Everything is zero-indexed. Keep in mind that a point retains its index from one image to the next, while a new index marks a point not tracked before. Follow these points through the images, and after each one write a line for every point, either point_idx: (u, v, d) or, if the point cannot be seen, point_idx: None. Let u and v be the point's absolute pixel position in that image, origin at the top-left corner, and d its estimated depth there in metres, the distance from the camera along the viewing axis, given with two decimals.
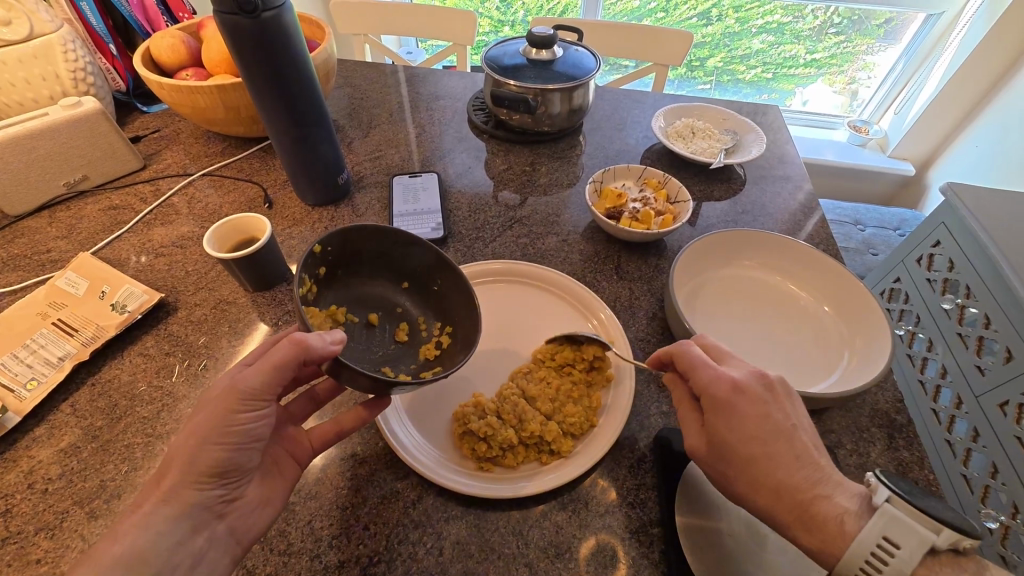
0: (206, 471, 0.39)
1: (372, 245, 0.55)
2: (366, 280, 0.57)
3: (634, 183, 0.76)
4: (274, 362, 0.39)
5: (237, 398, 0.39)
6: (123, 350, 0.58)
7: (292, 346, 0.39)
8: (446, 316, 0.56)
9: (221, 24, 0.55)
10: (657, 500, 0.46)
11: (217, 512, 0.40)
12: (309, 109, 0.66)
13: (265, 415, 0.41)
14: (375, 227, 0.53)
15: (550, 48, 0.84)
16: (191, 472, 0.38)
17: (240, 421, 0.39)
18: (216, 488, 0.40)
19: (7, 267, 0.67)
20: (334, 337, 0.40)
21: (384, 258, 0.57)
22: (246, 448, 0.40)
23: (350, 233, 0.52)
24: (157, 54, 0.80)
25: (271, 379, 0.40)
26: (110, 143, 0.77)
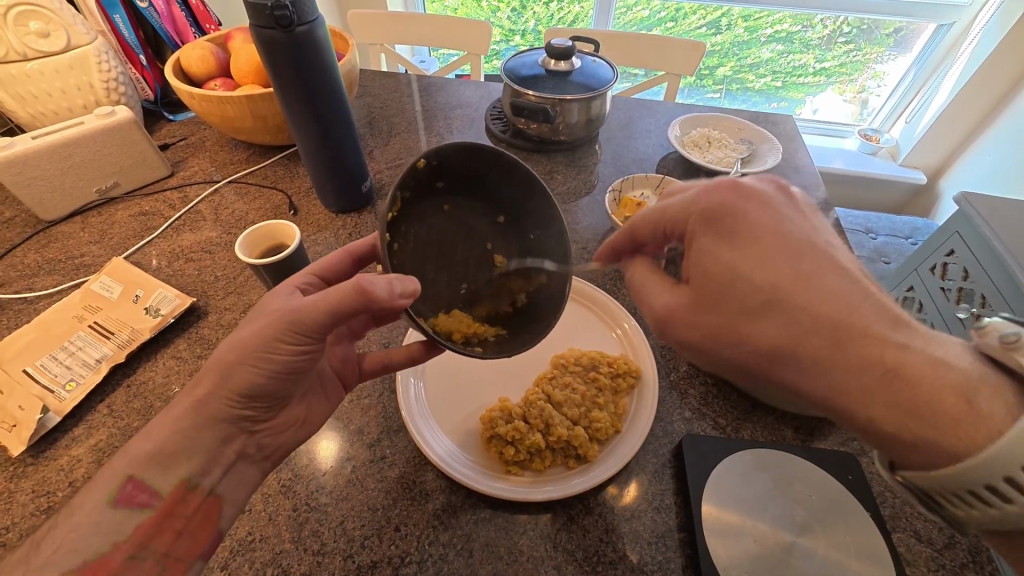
0: (240, 391, 0.42)
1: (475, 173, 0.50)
2: (462, 203, 0.51)
3: (653, 192, 0.76)
4: (338, 303, 0.39)
5: (287, 327, 0.41)
6: (155, 354, 0.59)
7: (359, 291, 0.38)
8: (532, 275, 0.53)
9: (257, 38, 0.57)
10: (682, 505, 0.47)
11: (247, 428, 0.44)
12: (339, 124, 0.68)
13: (304, 351, 0.42)
14: (486, 150, 0.48)
15: (568, 60, 0.86)
16: (227, 387, 0.42)
17: (279, 350, 0.41)
18: (247, 407, 0.43)
19: (42, 271, 0.69)
20: (401, 286, 0.39)
21: (488, 186, 0.51)
22: (280, 377, 0.43)
23: (460, 149, 0.47)
24: (187, 65, 0.83)
25: (324, 318, 0.40)
26: (140, 150, 0.79)
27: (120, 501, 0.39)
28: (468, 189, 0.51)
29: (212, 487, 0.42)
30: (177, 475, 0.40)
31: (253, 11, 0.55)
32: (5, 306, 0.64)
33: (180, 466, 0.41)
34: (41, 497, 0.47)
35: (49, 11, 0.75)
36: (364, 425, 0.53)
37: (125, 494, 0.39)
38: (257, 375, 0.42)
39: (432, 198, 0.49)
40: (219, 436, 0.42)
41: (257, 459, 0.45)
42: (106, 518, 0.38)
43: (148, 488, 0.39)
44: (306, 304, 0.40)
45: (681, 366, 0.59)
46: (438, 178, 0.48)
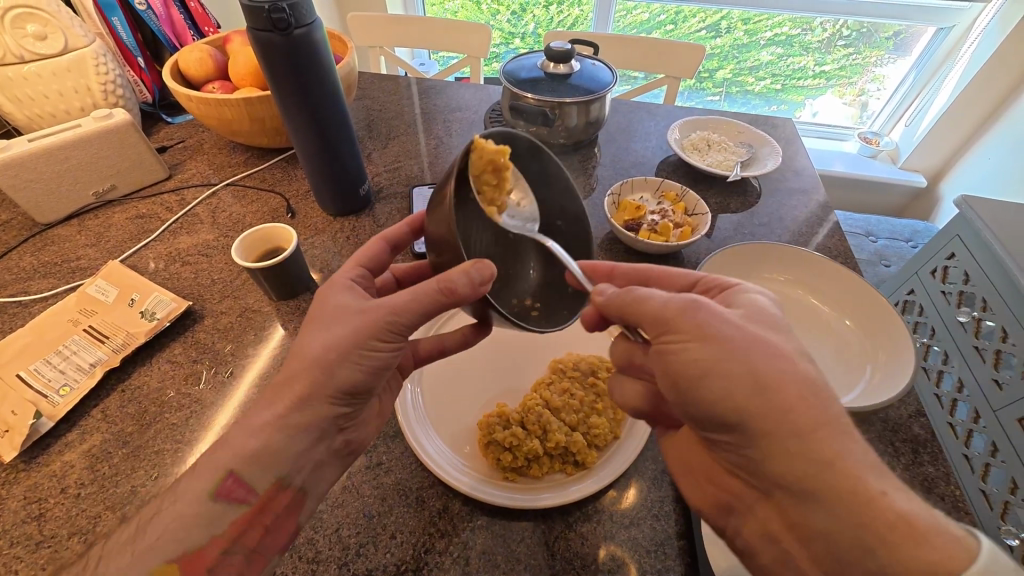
0: (342, 389, 0.41)
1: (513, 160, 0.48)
2: (496, 186, 0.50)
3: (652, 195, 0.76)
4: (427, 298, 0.39)
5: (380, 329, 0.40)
6: (150, 357, 0.59)
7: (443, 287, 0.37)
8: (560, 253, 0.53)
9: (254, 40, 0.57)
10: (681, 513, 0.46)
11: (340, 427, 0.43)
12: (337, 127, 0.68)
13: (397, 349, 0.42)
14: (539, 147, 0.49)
15: (567, 63, 0.86)
16: (325, 388, 0.40)
17: (376, 346, 0.40)
18: (345, 406, 0.42)
19: (38, 274, 0.68)
20: (484, 275, 0.37)
21: (528, 173, 0.51)
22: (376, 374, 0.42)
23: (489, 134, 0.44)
24: (185, 67, 0.82)
25: (415, 320, 0.40)
26: (137, 153, 0.79)
27: (221, 496, 0.39)
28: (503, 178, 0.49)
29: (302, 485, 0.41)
30: (271, 477, 0.39)
31: (250, 13, 0.55)
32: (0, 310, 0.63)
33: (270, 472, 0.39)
34: (33, 504, 0.47)
35: (46, 13, 0.74)
36: None
37: (225, 488, 0.39)
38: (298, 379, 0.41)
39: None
40: (310, 439, 0.41)
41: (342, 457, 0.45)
42: (208, 511, 0.38)
43: (246, 485, 0.39)
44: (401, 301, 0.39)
45: None
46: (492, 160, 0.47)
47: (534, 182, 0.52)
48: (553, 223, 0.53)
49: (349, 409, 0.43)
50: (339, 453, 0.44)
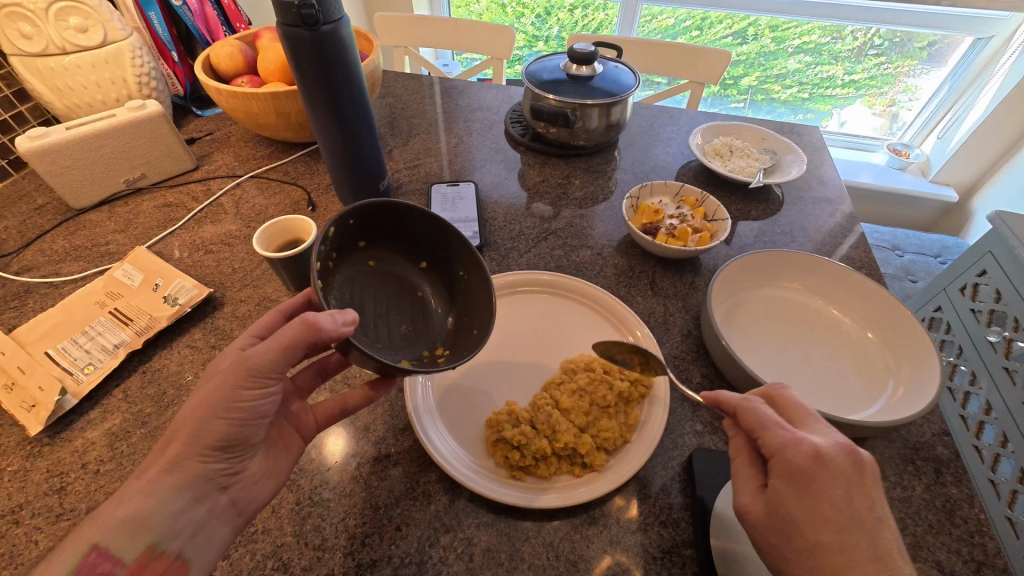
0: (213, 443, 0.41)
1: (393, 224, 0.54)
2: (386, 256, 0.56)
3: (670, 200, 0.75)
4: (286, 341, 0.40)
5: (247, 372, 0.41)
6: (171, 341, 0.61)
7: (304, 326, 0.38)
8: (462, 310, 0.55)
9: (283, 35, 0.58)
10: (691, 522, 0.45)
11: (222, 485, 0.42)
12: (359, 122, 0.69)
13: (269, 393, 0.42)
14: (401, 204, 0.52)
15: (589, 65, 0.85)
16: (196, 444, 0.40)
17: (245, 396, 0.41)
18: (221, 461, 0.42)
19: (69, 257, 0.71)
20: (346, 317, 0.39)
21: (401, 235, 0.55)
22: (250, 424, 0.42)
23: (362, 210, 0.50)
24: (216, 62, 0.85)
25: (282, 357, 0.41)
26: (168, 143, 0.81)
27: (82, 573, 0.35)
28: (386, 240, 0.55)
29: (179, 552, 0.38)
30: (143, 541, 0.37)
31: (280, 8, 0.56)
32: (33, 290, 0.66)
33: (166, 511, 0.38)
34: (54, 478, 0.48)
35: (88, 7, 0.77)
36: (370, 422, 0.53)
37: (87, 563, 0.35)
38: (224, 427, 0.41)
39: (358, 256, 0.53)
40: (189, 496, 0.39)
41: (230, 516, 0.42)
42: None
43: (112, 557, 0.36)
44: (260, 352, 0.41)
45: (694, 378, 0.57)
46: (362, 237, 0.53)
47: (416, 237, 0.56)
48: (456, 273, 0.56)
49: (228, 463, 0.42)
50: (227, 512, 0.42)
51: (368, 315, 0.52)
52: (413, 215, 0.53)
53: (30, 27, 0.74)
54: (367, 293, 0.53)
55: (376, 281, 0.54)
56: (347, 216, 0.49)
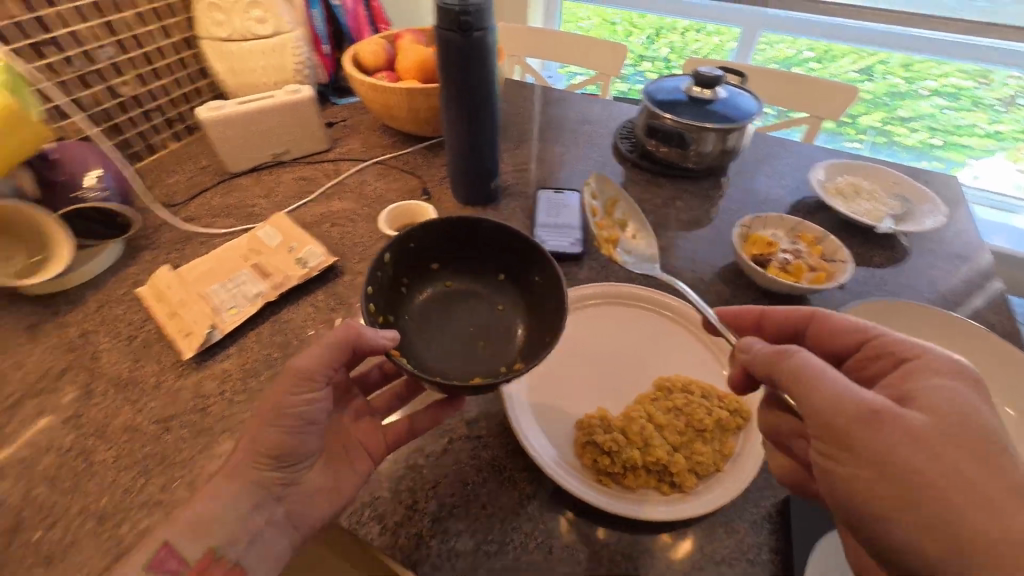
0: (266, 451, 0.44)
1: (468, 238, 0.58)
2: (456, 276, 0.61)
3: (786, 234, 0.71)
4: (327, 346, 0.45)
5: (293, 378, 0.44)
6: (298, 299, 0.68)
7: (345, 332, 0.44)
8: (538, 317, 0.55)
9: (438, 38, 0.64)
10: (781, 566, 0.43)
11: (277, 495, 0.45)
12: (488, 122, 0.73)
13: (314, 401, 0.45)
14: (462, 221, 0.56)
15: (712, 89, 0.85)
16: (254, 449, 0.44)
17: (292, 402, 0.45)
18: (274, 470, 0.45)
19: (223, 213, 0.81)
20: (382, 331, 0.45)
21: (467, 250, 0.60)
22: (297, 432, 0.45)
23: (413, 231, 0.55)
24: (360, 56, 0.93)
25: (323, 364, 0.45)
26: (312, 125, 0.91)
27: (152, 568, 0.40)
28: (462, 260, 0.60)
29: (236, 561, 0.43)
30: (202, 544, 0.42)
31: (442, 14, 0.62)
32: (193, 237, 0.77)
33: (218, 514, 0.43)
34: (198, 399, 0.56)
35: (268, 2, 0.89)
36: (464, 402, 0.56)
37: (157, 560, 0.41)
38: (277, 434, 0.44)
39: (432, 276, 0.60)
40: (250, 501, 0.44)
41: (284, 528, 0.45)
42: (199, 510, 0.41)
43: (178, 555, 0.41)
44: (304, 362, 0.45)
45: None
46: (432, 261, 0.59)
47: (478, 250, 0.59)
48: (526, 274, 0.58)
49: (281, 472, 0.45)
50: (283, 523, 0.45)
51: (451, 327, 0.57)
52: (464, 226, 0.57)
53: (223, 16, 0.87)
54: (445, 308, 0.59)
55: (456, 296, 0.60)
56: (406, 240, 0.55)
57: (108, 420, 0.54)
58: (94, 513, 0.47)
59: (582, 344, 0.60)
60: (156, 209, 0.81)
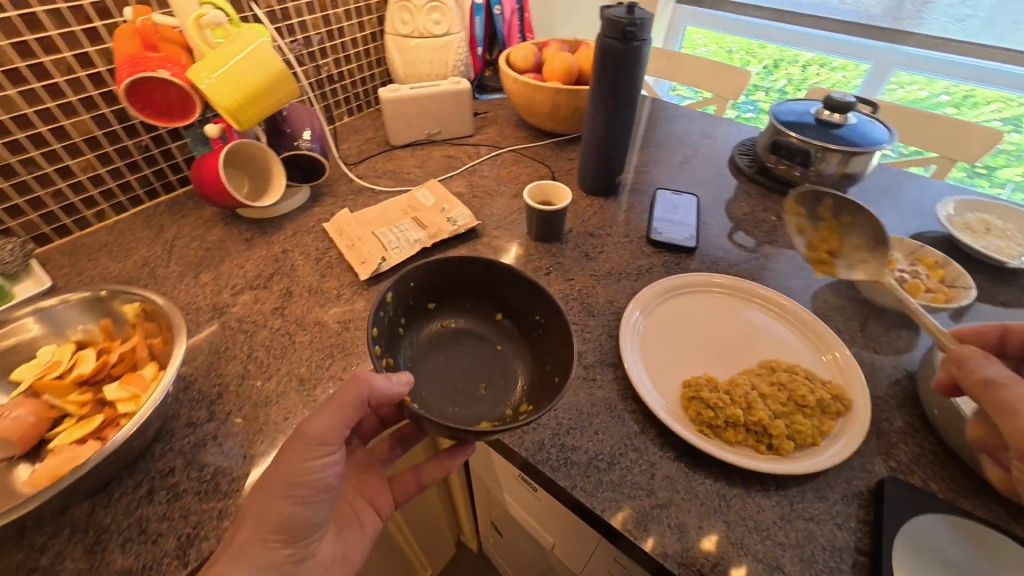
0: (274, 527, 0.44)
1: (454, 276, 0.64)
2: (456, 315, 0.66)
3: (904, 256, 0.74)
4: (340, 405, 0.46)
5: (307, 445, 0.45)
6: (445, 250, 0.81)
7: (360, 386, 0.46)
8: (548, 369, 0.58)
9: (600, 44, 0.74)
10: (868, 535, 0.47)
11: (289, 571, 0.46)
12: (626, 122, 0.82)
13: (329, 463, 0.46)
14: (467, 259, 0.62)
15: (844, 114, 0.88)
16: (261, 531, 0.43)
17: (306, 479, 0.45)
18: (286, 545, 0.45)
19: (386, 176, 0.98)
20: (400, 378, 0.48)
21: (476, 287, 0.65)
22: (309, 501, 0.46)
23: (432, 264, 0.61)
24: (512, 58, 1.06)
25: (337, 419, 0.46)
26: (463, 113, 1.06)
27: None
28: (455, 298, 0.66)
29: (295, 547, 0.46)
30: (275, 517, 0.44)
31: (608, 24, 0.72)
32: (363, 191, 0.93)
33: (283, 511, 0.45)
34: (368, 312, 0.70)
35: (446, 7, 1.05)
36: (583, 350, 0.65)
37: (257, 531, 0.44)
38: (289, 507, 0.45)
39: (427, 315, 0.65)
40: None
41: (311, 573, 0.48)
42: None
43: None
44: (316, 430, 0.46)
45: (896, 422, 0.57)
46: (431, 300, 0.65)
47: (501, 292, 0.64)
48: (529, 318, 0.63)
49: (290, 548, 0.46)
50: None
51: (454, 378, 0.61)
52: (487, 271, 0.63)
53: (409, 16, 1.04)
54: (444, 338, 0.65)
55: (448, 330, 0.65)
56: (411, 277, 0.60)
57: (304, 314, 0.69)
58: (295, 377, 0.61)
59: (677, 321, 0.67)
60: (336, 166, 0.99)
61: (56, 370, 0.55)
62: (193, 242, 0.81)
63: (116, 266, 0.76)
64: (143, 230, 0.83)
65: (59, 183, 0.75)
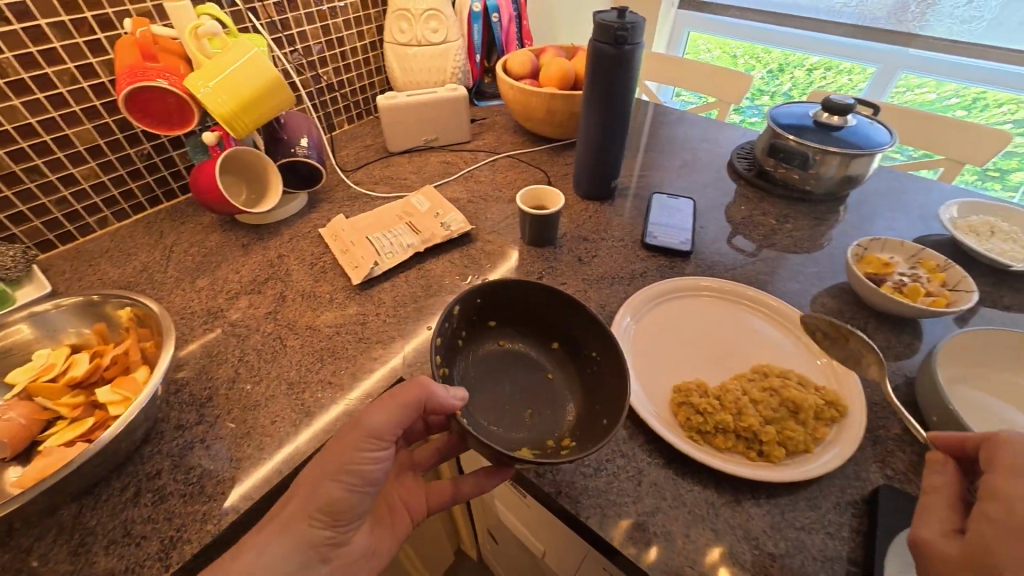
0: (320, 510, 0.45)
1: (517, 299, 0.65)
2: (514, 337, 0.66)
3: (904, 259, 0.72)
4: (400, 402, 0.47)
5: (363, 436, 0.46)
6: (439, 255, 0.81)
7: (422, 387, 0.47)
8: (599, 401, 0.57)
9: (592, 49, 0.75)
10: (861, 545, 0.46)
11: (324, 555, 0.46)
12: (620, 126, 0.82)
13: (379, 459, 0.47)
14: (533, 284, 0.63)
15: (843, 116, 0.86)
16: (308, 510, 0.45)
17: (360, 465, 0.46)
18: (328, 530, 0.46)
19: (383, 183, 0.98)
20: (456, 392, 0.49)
21: (539, 316, 0.65)
22: (359, 489, 0.47)
23: (497, 284, 0.63)
24: (509, 65, 1.07)
25: (393, 413, 0.47)
26: (461, 119, 1.07)
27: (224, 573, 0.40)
28: (515, 320, 0.66)
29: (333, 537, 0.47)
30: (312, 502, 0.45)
31: (600, 29, 0.72)
32: (360, 197, 0.94)
33: (333, 494, 0.46)
34: (359, 316, 0.70)
35: (444, 16, 1.06)
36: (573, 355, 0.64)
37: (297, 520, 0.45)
38: (338, 490, 0.46)
39: (487, 332, 0.66)
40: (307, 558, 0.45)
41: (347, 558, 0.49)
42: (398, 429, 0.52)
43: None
44: (376, 422, 0.47)
45: (893, 429, 0.56)
46: (491, 318, 0.66)
47: (558, 321, 0.64)
48: (585, 351, 0.62)
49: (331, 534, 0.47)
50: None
51: (502, 400, 0.60)
52: (552, 298, 0.63)
53: (407, 25, 1.05)
54: (498, 359, 0.64)
55: (503, 351, 0.65)
56: (477, 293, 0.62)
57: (295, 318, 0.70)
58: (284, 381, 0.62)
59: (671, 324, 0.66)
60: (334, 173, 1.00)
61: (50, 373, 0.56)
62: (191, 248, 0.82)
63: (116, 271, 0.78)
64: (143, 236, 0.84)
65: (63, 191, 0.77)
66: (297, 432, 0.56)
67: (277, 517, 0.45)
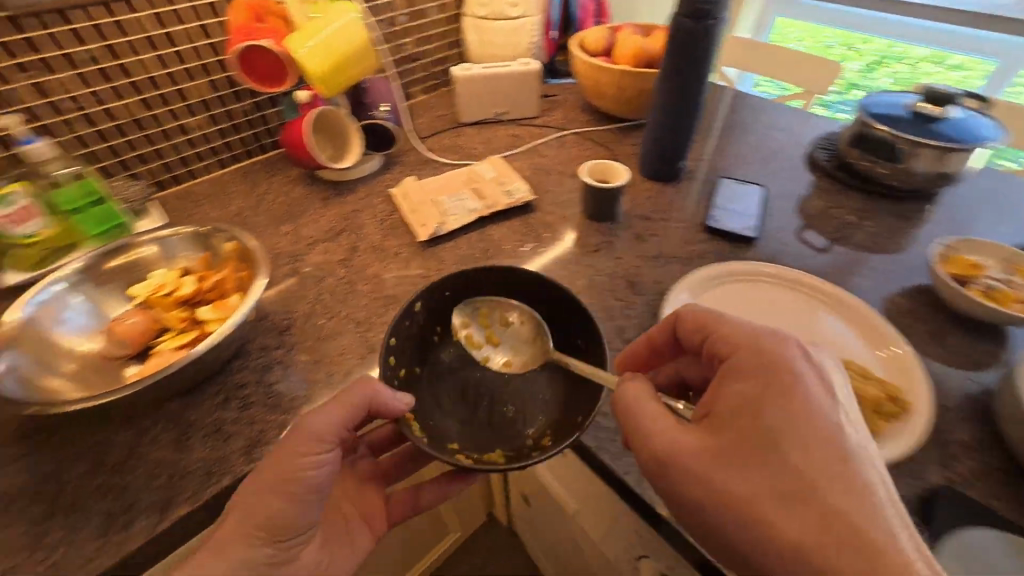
0: (260, 526, 0.45)
1: (490, 277, 0.64)
2: (499, 330, 0.65)
3: (998, 263, 0.67)
4: (348, 403, 0.48)
5: (308, 438, 0.46)
6: (500, 221, 0.84)
7: (365, 390, 0.49)
8: (559, 424, 0.55)
9: (672, 24, 0.74)
10: None
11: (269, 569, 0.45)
12: (694, 105, 0.81)
13: (322, 461, 0.46)
14: (525, 273, 0.62)
15: (944, 106, 0.79)
16: (243, 528, 0.44)
17: (301, 467, 0.45)
18: (270, 547, 0.46)
19: (452, 151, 1.02)
20: (398, 400, 0.50)
21: (541, 304, 0.64)
22: (302, 496, 0.46)
23: (458, 277, 0.62)
24: (584, 41, 1.06)
25: (338, 419, 0.47)
26: (531, 94, 1.08)
27: None
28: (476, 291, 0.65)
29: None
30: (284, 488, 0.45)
31: (682, 3, 0.72)
32: (430, 162, 0.98)
33: (272, 509, 0.45)
34: (422, 271, 0.75)
35: None
36: (624, 326, 0.65)
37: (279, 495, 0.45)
38: (277, 506, 0.45)
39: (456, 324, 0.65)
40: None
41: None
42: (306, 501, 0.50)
43: None
44: (316, 418, 0.47)
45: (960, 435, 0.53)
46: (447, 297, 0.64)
47: (572, 321, 0.62)
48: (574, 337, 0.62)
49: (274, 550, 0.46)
50: None
51: (467, 405, 0.60)
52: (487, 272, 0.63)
53: None
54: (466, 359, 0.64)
55: (477, 346, 0.65)
56: (444, 287, 0.62)
57: (365, 267, 0.76)
58: (352, 321, 0.68)
59: (728, 306, 0.65)
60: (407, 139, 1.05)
61: (164, 289, 0.66)
62: (279, 198, 0.91)
63: (216, 213, 0.88)
64: (238, 184, 0.94)
65: (177, 138, 0.88)
66: (362, 365, 0.62)
67: (212, 541, 0.44)
